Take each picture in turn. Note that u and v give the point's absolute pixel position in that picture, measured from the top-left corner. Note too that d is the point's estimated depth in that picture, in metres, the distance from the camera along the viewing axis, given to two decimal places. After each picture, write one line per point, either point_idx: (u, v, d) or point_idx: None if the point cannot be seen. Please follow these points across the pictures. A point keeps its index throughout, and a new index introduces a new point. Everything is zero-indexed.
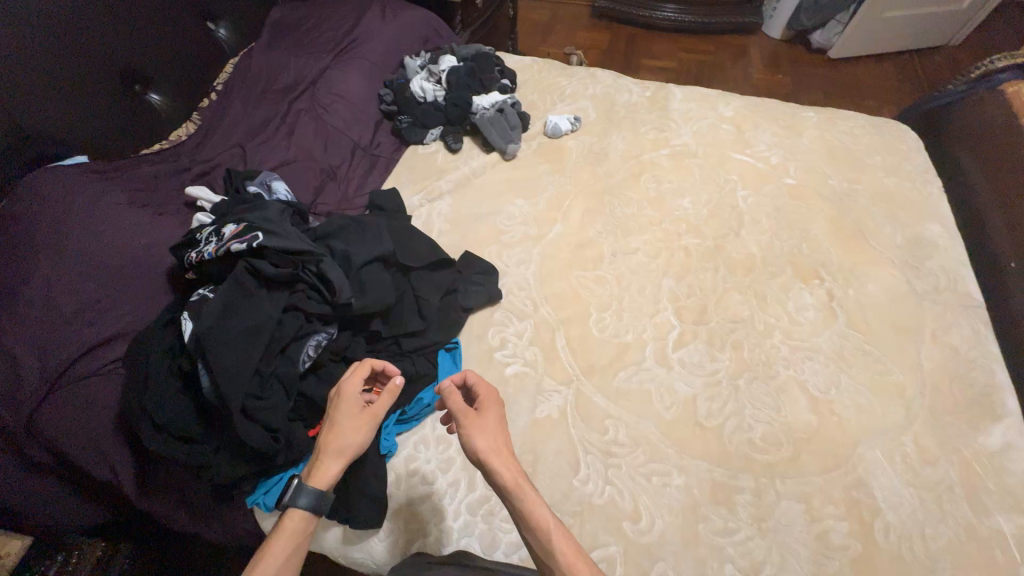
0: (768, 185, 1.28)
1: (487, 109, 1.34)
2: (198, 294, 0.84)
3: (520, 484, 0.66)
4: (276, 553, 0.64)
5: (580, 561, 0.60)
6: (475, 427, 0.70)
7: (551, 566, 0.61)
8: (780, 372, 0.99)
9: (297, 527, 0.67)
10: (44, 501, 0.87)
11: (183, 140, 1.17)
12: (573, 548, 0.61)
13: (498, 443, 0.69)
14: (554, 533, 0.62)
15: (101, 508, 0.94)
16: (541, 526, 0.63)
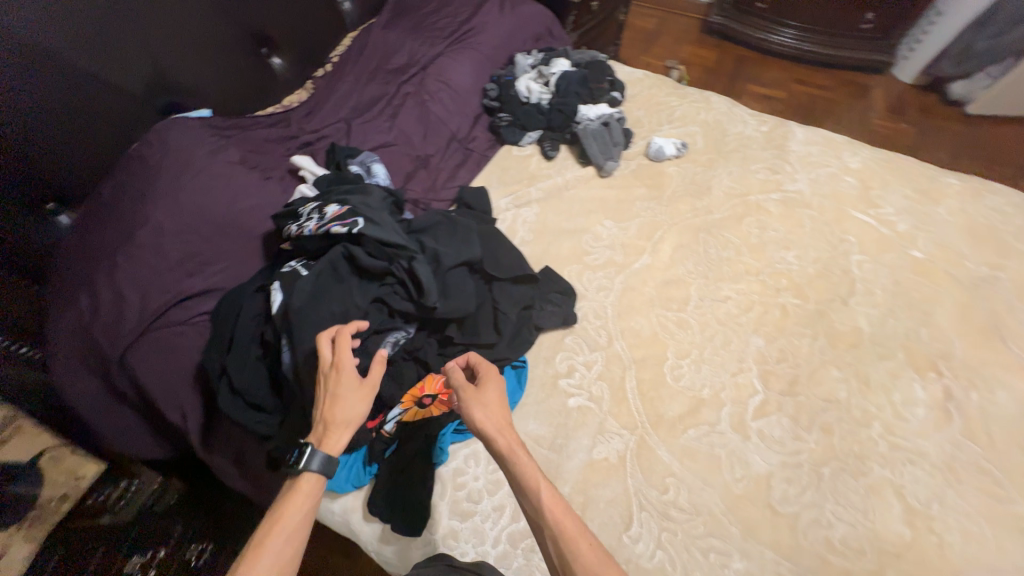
0: (889, 254, 1.14)
1: (592, 121, 1.28)
2: (290, 266, 0.86)
3: (515, 450, 0.68)
4: (291, 516, 0.64)
5: (568, 521, 0.62)
6: (475, 400, 0.73)
7: (542, 527, 0.62)
8: (874, 469, 0.88)
9: (310, 491, 0.66)
10: (120, 428, 0.92)
11: (295, 108, 1.20)
12: (564, 509, 0.63)
13: (495, 414, 0.72)
14: (545, 495, 0.64)
15: (163, 446, 0.97)
16: (533, 489, 0.64)
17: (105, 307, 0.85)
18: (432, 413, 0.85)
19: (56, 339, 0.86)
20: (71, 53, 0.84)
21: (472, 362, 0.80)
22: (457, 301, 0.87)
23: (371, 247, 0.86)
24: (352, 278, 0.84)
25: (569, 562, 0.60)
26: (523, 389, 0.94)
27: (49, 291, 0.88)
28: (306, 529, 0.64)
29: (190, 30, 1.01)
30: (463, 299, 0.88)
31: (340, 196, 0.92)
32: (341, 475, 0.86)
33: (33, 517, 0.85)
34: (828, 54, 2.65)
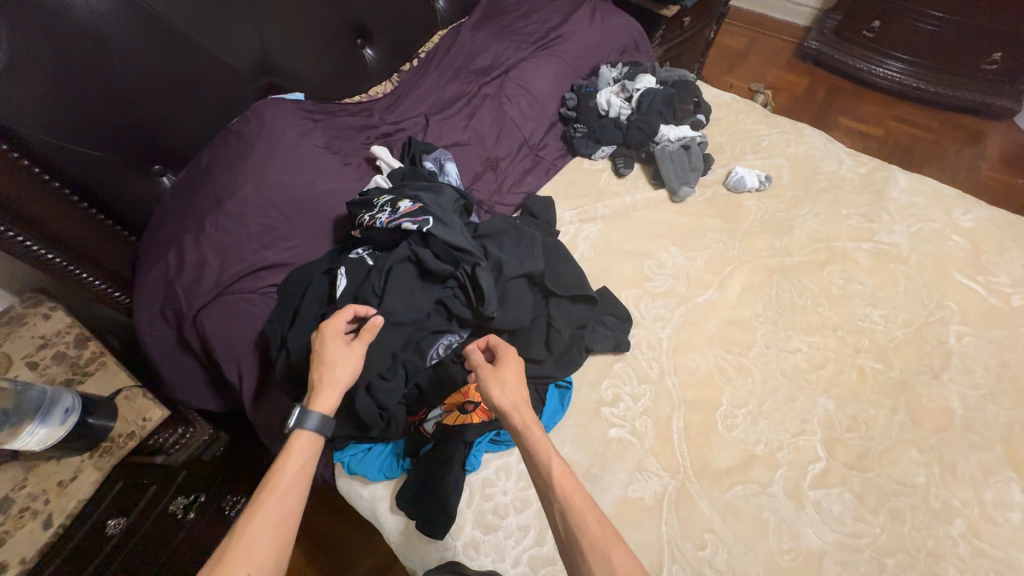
0: (997, 329, 1.01)
1: (672, 142, 1.23)
2: (356, 253, 0.89)
3: (529, 427, 0.66)
4: (282, 475, 0.62)
5: (577, 496, 0.61)
6: (492, 375, 0.72)
7: (551, 502, 0.61)
8: (950, 573, 0.78)
9: (305, 449, 0.65)
10: (186, 379, 1.00)
11: (380, 99, 1.24)
12: (572, 484, 0.62)
13: (512, 390, 0.70)
14: (557, 471, 0.62)
15: (219, 399, 1.04)
16: (545, 464, 0.63)
17: (189, 267, 0.91)
18: (473, 420, 0.83)
19: (142, 290, 0.93)
20: (192, 32, 0.91)
21: (491, 345, 0.78)
22: (513, 313, 0.87)
23: (437, 248, 0.87)
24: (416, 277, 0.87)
25: (577, 538, 0.59)
26: (564, 411, 0.91)
27: (144, 246, 0.96)
28: (299, 491, 0.62)
29: (297, 17, 1.06)
30: (519, 312, 0.87)
31: (414, 193, 0.94)
32: (375, 463, 0.87)
33: (104, 448, 0.86)
34: (940, 94, 2.40)
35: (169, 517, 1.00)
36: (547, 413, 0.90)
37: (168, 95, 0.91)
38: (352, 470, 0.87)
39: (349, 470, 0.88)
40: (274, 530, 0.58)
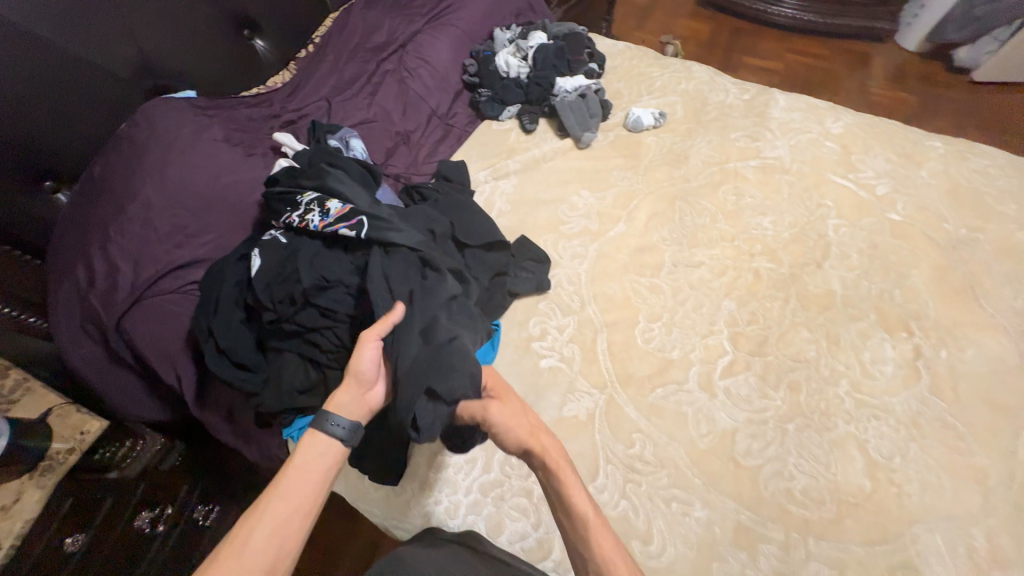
0: (868, 217, 1.14)
1: (569, 93, 1.30)
2: (271, 237, 0.89)
3: (556, 467, 0.73)
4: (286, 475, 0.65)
5: (616, 555, 0.66)
6: (507, 416, 0.77)
7: (588, 548, 0.66)
8: (838, 425, 0.90)
9: (317, 447, 0.67)
10: (127, 393, 0.99)
11: (277, 88, 1.24)
12: (610, 542, 0.67)
13: (530, 431, 0.76)
14: (590, 516, 0.68)
15: (163, 407, 1.04)
16: (580, 511, 0.69)
17: (101, 278, 0.91)
18: None
19: (57, 308, 0.92)
20: (58, 38, 0.88)
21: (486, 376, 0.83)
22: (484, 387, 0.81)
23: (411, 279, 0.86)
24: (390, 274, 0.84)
25: None
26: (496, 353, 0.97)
27: (50, 265, 0.94)
28: (302, 498, 0.64)
29: (173, 11, 1.03)
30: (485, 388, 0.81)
31: (337, 185, 0.92)
32: None
33: (42, 468, 0.82)
34: (828, 24, 2.59)
35: (135, 533, 0.98)
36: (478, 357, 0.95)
37: (45, 104, 0.87)
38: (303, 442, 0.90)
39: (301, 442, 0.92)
40: (270, 535, 0.60)
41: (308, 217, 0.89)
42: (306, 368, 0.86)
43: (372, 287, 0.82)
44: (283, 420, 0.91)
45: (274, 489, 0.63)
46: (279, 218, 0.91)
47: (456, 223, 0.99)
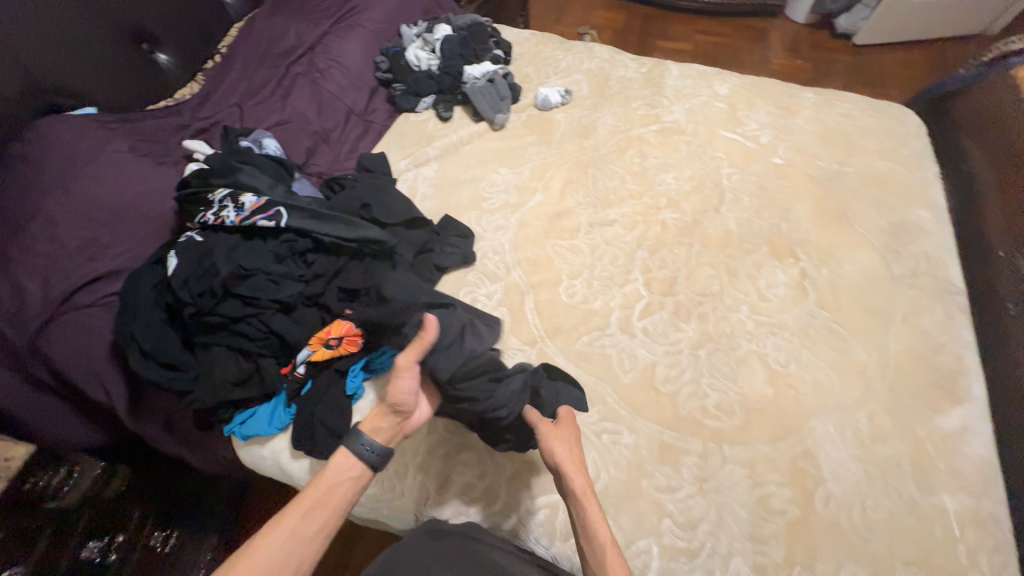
0: (755, 164, 1.26)
1: (478, 79, 1.36)
2: (187, 237, 0.90)
3: (588, 499, 0.74)
4: (311, 493, 0.69)
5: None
6: (560, 441, 0.79)
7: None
8: (742, 344, 1.00)
9: (343, 469, 0.72)
10: (56, 419, 0.96)
11: (186, 99, 1.23)
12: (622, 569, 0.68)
13: (575, 461, 0.78)
14: (609, 550, 0.69)
15: (97, 430, 1.02)
16: (599, 542, 0.70)
17: (7, 301, 0.89)
18: (339, 353, 0.91)
19: None
20: None
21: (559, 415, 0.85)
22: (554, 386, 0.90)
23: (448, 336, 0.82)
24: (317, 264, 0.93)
25: None
26: None
27: None
28: (325, 516, 0.68)
29: (58, 27, 1.02)
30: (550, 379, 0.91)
31: (250, 181, 0.95)
32: (264, 420, 0.91)
33: None
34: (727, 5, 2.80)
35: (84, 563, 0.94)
36: None
37: None
38: (245, 435, 0.91)
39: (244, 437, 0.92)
40: (286, 549, 0.64)
41: (223, 214, 0.91)
42: (237, 360, 0.88)
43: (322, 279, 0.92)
44: (221, 416, 0.91)
45: (300, 503, 0.68)
46: (193, 218, 0.93)
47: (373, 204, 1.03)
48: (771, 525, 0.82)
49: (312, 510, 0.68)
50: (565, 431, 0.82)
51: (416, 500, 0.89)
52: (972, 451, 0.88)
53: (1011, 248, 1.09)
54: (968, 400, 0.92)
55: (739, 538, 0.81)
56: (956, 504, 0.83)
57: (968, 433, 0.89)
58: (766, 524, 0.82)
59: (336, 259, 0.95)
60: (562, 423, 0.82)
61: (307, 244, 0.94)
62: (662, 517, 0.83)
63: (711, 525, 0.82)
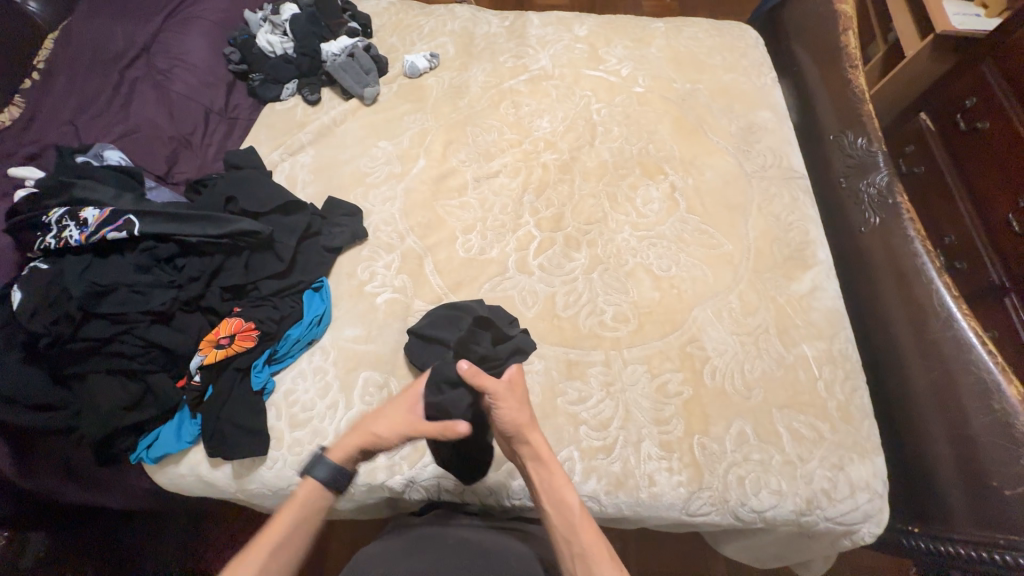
0: (619, 96, 1.34)
1: (338, 55, 1.33)
2: (30, 267, 0.84)
3: (552, 461, 0.74)
4: (276, 532, 0.66)
5: (595, 540, 0.68)
6: (516, 406, 0.74)
7: (578, 533, 0.68)
8: (628, 260, 1.09)
9: (309, 502, 0.70)
10: None
11: (6, 125, 1.09)
12: (590, 527, 0.69)
13: (529, 424, 0.74)
14: (577, 508, 0.70)
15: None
16: (567, 503, 0.71)
17: None
18: (234, 351, 0.88)
19: None
20: None
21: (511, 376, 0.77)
22: (512, 343, 0.91)
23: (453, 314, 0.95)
24: (189, 267, 0.91)
25: None
26: (328, 303, 1.01)
27: None
28: (296, 544, 0.67)
29: None
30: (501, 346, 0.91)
31: (90, 196, 0.90)
32: (171, 437, 0.88)
33: None
34: None
35: None
36: (311, 313, 0.98)
37: None
38: (155, 456, 0.87)
39: (155, 459, 0.89)
40: None
41: (65, 235, 0.85)
42: (122, 382, 0.84)
43: (208, 280, 0.92)
44: (122, 446, 0.86)
45: (262, 543, 0.65)
46: (33, 245, 0.86)
47: (239, 196, 1.02)
48: (671, 406, 0.92)
49: (281, 546, 0.65)
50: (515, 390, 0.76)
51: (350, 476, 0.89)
52: (823, 304, 1.03)
53: (838, 130, 1.25)
54: (815, 264, 1.07)
55: (646, 424, 0.91)
56: (814, 350, 0.98)
57: (817, 291, 1.04)
58: (667, 406, 0.92)
59: (209, 259, 0.93)
60: (513, 382, 0.76)
61: (171, 249, 0.90)
62: (578, 425, 0.91)
63: (621, 420, 0.91)
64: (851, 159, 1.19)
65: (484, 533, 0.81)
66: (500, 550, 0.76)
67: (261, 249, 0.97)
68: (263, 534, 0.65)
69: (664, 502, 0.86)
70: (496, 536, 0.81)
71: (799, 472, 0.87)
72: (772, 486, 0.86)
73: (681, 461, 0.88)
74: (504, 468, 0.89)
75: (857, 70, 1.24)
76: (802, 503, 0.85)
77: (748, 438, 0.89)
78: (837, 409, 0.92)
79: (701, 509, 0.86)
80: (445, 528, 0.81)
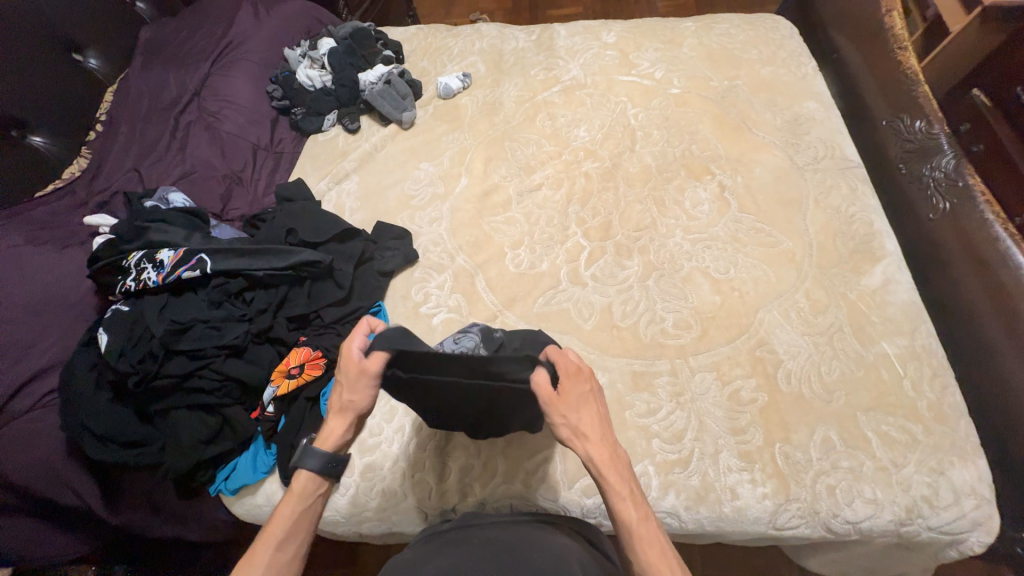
0: (655, 99, 1.32)
1: (375, 83, 1.36)
2: (114, 310, 0.89)
3: (608, 468, 0.67)
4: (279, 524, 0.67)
5: (663, 564, 0.63)
6: (569, 410, 0.68)
7: (635, 546, 0.64)
8: (684, 265, 1.06)
9: (306, 490, 0.70)
10: (33, 537, 0.87)
11: (78, 176, 1.16)
12: (654, 546, 0.64)
13: (595, 424, 0.69)
14: (637, 521, 0.65)
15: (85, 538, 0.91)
16: (624, 515, 0.66)
17: None
18: (304, 380, 0.89)
19: None
20: None
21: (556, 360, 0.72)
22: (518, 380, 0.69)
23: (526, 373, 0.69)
24: (256, 299, 0.94)
25: None
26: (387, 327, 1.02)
27: None
28: (300, 531, 0.68)
29: None
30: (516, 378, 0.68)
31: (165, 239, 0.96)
32: (248, 468, 0.89)
33: None
34: None
35: None
36: None
37: None
38: (234, 487, 0.89)
39: (233, 490, 0.90)
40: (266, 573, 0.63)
41: (144, 277, 0.91)
42: (201, 416, 0.87)
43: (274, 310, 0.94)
44: (202, 479, 0.88)
45: (270, 537, 0.66)
46: (117, 289, 0.92)
47: (298, 227, 1.05)
48: (746, 415, 0.88)
49: (288, 534, 0.67)
50: (578, 381, 0.70)
51: (419, 497, 0.89)
52: (898, 298, 0.98)
53: (892, 114, 1.20)
54: (885, 256, 1.02)
55: (722, 435, 0.87)
56: (895, 347, 0.93)
57: (890, 283, 0.99)
58: (742, 415, 0.88)
59: (275, 290, 0.96)
60: (577, 376, 0.70)
61: (240, 282, 0.94)
62: (650, 439, 0.88)
63: (695, 431, 0.88)
64: (909, 143, 1.14)
65: (512, 531, 0.76)
66: (533, 546, 0.71)
67: (321, 278, 1.00)
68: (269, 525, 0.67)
69: (750, 515, 0.82)
70: (528, 529, 0.76)
71: (894, 479, 0.82)
72: (866, 495, 0.81)
73: (763, 473, 0.84)
74: (577, 485, 0.87)
75: (906, 52, 1.17)
76: (901, 513, 0.80)
77: (834, 444, 0.85)
78: (928, 409, 0.87)
79: (789, 523, 0.81)
80: (470, 531, 0.77)
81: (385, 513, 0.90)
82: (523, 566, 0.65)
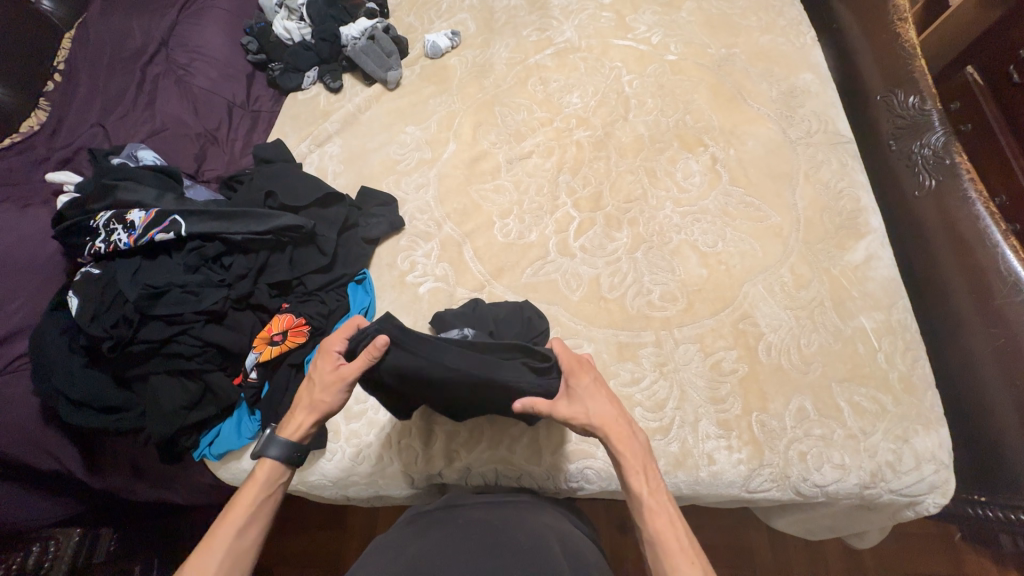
0: (651, 65, 1.28)
1: (358, 39, 1.29)
2: (85, 272, 0.86)
3: (622, 447, 0.70)
4: (242, 510, 0.66)
5: (672, 535, 0.64)
6: (578, 399, 0.72)
7: (645, 521, 0.66)
8: (673, 238, 1.06)
9: (269, 478, 0.69)
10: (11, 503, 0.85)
11: (36, 129, 1.08)
12: (667, 520, 0.65)
13: (606, 409, 0.72)
14: (648, 495, 0.67)
15: (66, 500, 0.90)
16: (637, 495, 0.67)
17: None
18: (287, 347, 0.89)
19: None
20: None
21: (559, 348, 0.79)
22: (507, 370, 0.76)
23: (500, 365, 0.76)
24: (234, 264, 0.91)
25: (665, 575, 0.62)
26: (371, 295, 1.01)
27: None
28: (258, 522, 0.66)
29: None
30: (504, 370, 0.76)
31: (136, 200, 0.91)
32: (232, 434, 0.89)
33: None
34: None
35: None
36: (356, 305, 0.98)
37: None
38: (218, 453, 0.88)
39: (217, 455, 0.89)
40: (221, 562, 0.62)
41: (114, 239, 0.87)
42: (181, 382, 0.85)
43: (252, 276, 0.91)
44: (186, 444, 0.87)
45: (232, 521, 0.65)
46: (87, 251, 0.88)
47: (278, 191, 1.01)
48: (727, 384, 0.91)
49: (252, 519, 0.66)
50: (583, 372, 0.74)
51: (405, 463, 0.90)
52: (878, 274, 1.00)
53: (886, 89, 1.19)
54: (869, 233, 1.03)
55: (702, 404, 0.90)
56: (872, 322, 0.95)
57: (873, 260, 1.01)
58: (722, 384, 0.91)
59: (254, 256, 0.93)
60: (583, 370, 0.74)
61: (216, 247, 0.90)
62: (633, 407, 0.90)
63: (677, 401, 0.90)
64: (901, 119, 1.13)
65: (496, 512, 0.77)
66: (512, 526, 0.73)
67: (302, 245, 0.97)
68: (231, 508, 0.66)
69: (724, 479, 0.85)
70: (511, 511, 0.78)
71: (862, 446, 0.86)
72: (836, 460, 0.85)
73: (740, 440, 0.87)
74: (562, 452, 0.89)
75: (905, 22, 1.16)
76: (866, 477, 0.85)
77: (809, 413, 0.88)
78: (899, 380, 0.90)
79: (761, 486, 0.85)
80: (455, 510, 0.78)
81: (372, 477, 0.91)
82: (501, 548, 0.66)
